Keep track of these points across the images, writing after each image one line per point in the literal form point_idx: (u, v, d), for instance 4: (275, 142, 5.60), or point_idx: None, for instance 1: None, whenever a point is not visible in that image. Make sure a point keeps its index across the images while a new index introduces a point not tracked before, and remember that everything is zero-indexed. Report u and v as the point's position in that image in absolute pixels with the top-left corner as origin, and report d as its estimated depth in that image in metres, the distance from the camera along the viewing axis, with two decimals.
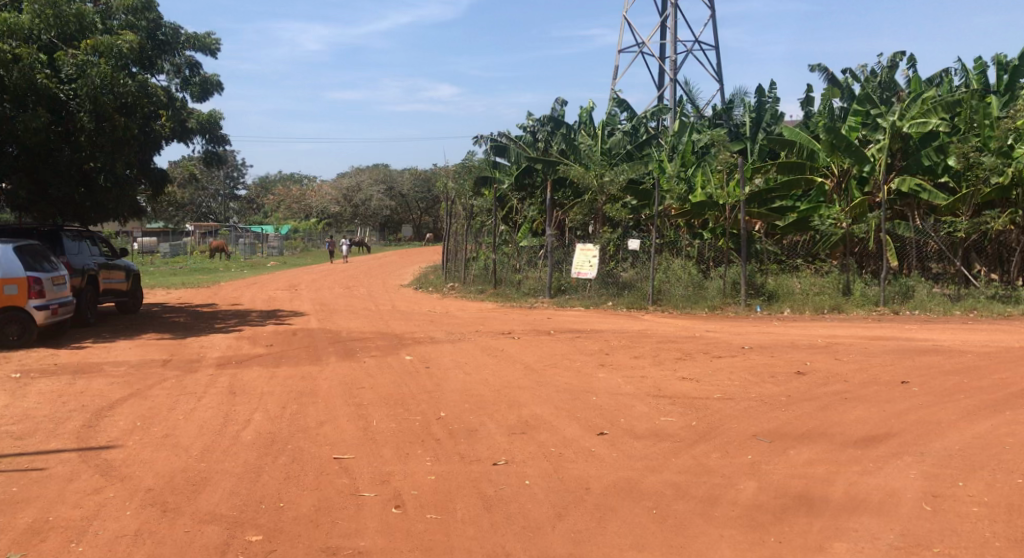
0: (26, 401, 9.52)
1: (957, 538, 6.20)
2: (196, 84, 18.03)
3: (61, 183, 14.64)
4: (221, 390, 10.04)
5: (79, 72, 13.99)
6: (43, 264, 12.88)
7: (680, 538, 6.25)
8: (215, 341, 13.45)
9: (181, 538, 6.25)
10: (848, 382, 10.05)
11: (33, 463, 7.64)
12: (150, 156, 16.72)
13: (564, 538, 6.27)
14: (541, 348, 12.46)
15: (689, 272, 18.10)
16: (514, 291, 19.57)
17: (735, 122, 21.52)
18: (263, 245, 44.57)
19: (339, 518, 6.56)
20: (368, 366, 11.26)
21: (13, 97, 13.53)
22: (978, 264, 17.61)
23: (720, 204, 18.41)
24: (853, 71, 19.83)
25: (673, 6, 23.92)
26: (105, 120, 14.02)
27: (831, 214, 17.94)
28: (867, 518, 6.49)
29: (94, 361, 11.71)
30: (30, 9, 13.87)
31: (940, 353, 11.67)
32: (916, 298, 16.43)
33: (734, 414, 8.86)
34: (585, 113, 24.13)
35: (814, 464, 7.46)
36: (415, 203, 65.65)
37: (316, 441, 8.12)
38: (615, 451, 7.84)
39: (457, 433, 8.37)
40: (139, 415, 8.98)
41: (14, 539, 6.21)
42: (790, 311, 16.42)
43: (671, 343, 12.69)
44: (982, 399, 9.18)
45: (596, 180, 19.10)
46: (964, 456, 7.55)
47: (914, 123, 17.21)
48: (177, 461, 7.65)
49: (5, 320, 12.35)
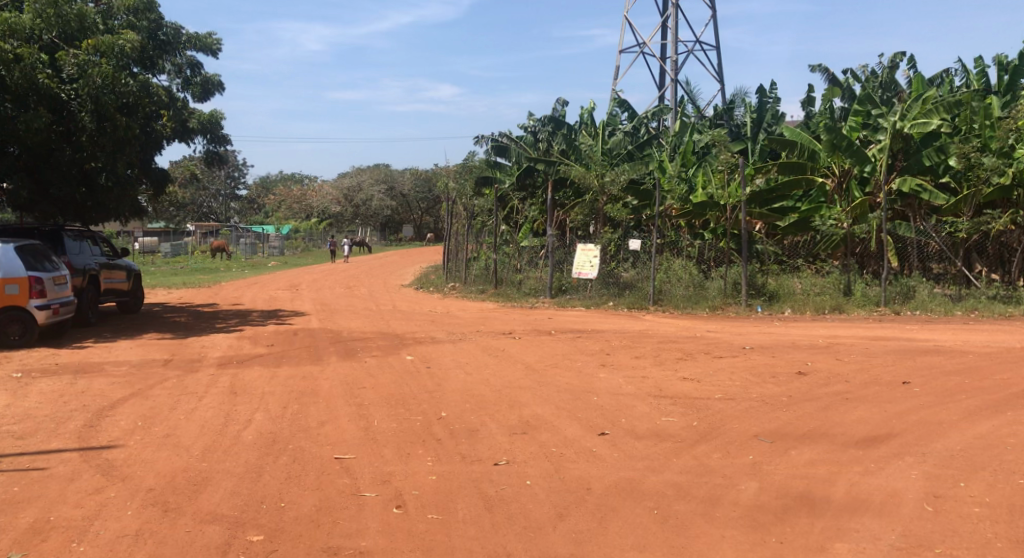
0: (27, 401, 9.52)
1: (958, 538, 6.20)
2: (197, 84, 18.02)
3: (62, 183, 14.70)
4: (222, 389, 10.04)
5: (80, 72, 13.89)
6: (44, 264, 12.89)
7: (681, 538, 6.26)
8: (216, 340, 13.46)
9: (182, 538, 6.26)
10: (849, 382, 10.05)
11: (34, 462, 7.64)
12: (151, 156, 16.72)
13: (565, 538, 6.27)
14: (541, 348, 12.46)
15: (690, 272, 18.10)
16: (515, 291, 19.57)
17: (736, 122, 21.61)
18: (263, 245, 44.59)
19: (340, 518, 6.56)
20: (369, 366, 11.27)
21: (15, 97, 13.50)
22: (978, 264, 17.59)
23: (721, 205, 18.47)
24: (854, 71, 19.80)
25: (673, 6, 23.91)
26: (107, 120, 14.01)
27: (832, 214, 18.00)
28: (868, 518, 6.49)
29: (95, 360, 11.72)
30: (31, 9, 13.91)
31: (941, 353, 11.67)
32: (917, 299, 16.42)
33: (735, 415, 8.86)
34: (586, 113, 24.13)
35: (815, 465, 7.46)
36: (416, 203, 65.66)
37: (317, 441, 8.13)
38: (616, 451, 7.84)
39: (458, 433, 8.37)
40: (140, 415, 8.99)
41: (15, 539, 6.22)
42: (791, 311, 16.42)
43: (672, 344, 12.69)
44: (983, 399, 9.18)
45: (597, 180, 19.10)
46: (965, 456, 7.55)
47: (915, 123, 17.15)
48: (178, 461, 7.66)
49: (6, 320, 12.36)
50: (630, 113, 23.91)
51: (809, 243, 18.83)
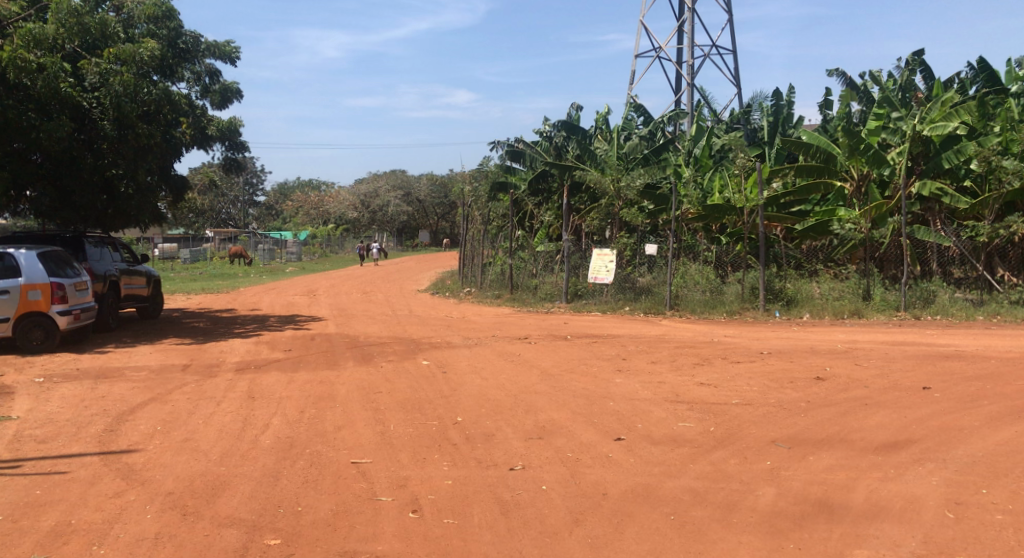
0: (48, 405, 9.64)
1: (980, 546, 6.15)
2: (217, 92, 18.25)
3: (83, 191, 14.83)
4: (241, 394, 10.15)
5: (102, 80, 14.16)
6: (66, 270, 13.05)
7: (699, 544, 6.25)
8: (235, 345, 13.59)
9: (200, 541, 6.32)
10: (868, 388, 10.01)
11: (55, 466, 7.72)
12: (171, 162, 16.82)
13: (581, 543, 6.29)
14: (558, 353, 12.54)
15: (707, 277, 18.08)
16: (531, 296, 19.65)
17: (753, 126, 21.90)
18: (281, 251, 45.25)
19: (357, 523, 6.60)
20: (386, 370, 11.41)
21: (37, 106, 13.70)
22: (1000, 268, 17.38)
23: (737, 209, 18.48)
24: (871, 74, 19.59)
25: (689, 10, 23.87)
26: (128, 129, 14.20)
27: (851, 218, 17.76)
28: (888, 525, 6.45)
29: (116, 366, 11.83)
30: (54, 18, 13.91)
31: (962, 357, 11.63)
32: (938, 304, 16.29)
33: (752, 419, 8.86)
34: (602, 118, 24.21)
35: (834, 470, 7.44)
36: (432, 208, 66.33)
37: (334, 446, 8.19)
38: (633, 456, 7.86)
39: (474, 437, 8.41)
40: (160, 419, 9.07)
41: (37, 542, 6.30)
42: (810, 315, 16.43)
43: (689, 348, 12.73)
44: (1003, 405, 9.11)
45: (613, 185, 19.30)
46: (986, 463, 7.49)
47: (935, 127, 16.67)
48: (198, 464, 7.73)
49: (28, 325, 12.48)
50: (645, 118, 23.90)
51: (827, 247, 18.87)
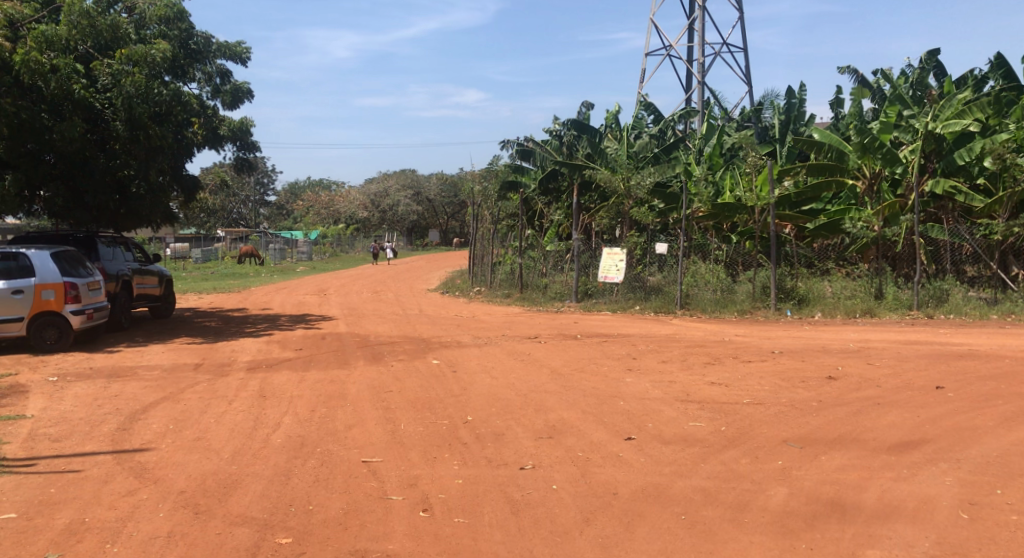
0: (62, 405, 9.68)
1: (995, 546, 6.12)
2: (228, 92, 18.31)
3: (96, 191, 14.87)
4: (253, 393, 10.17)
5: (114, 81, 14.24)
6: (79, 269, 13.13)
7: (710, 544, 6.24)
8: (246, 344, 13.61)
9: (212, 540, 6.34)
10: (880, 387, 9.96)
11: (69, 465, 7.76)
12: (183, 163, 16.90)
13: (592, 543, 6.29)
14: (568, 352, 12.49)
15: (717, 276, 17.97)
16: (541, 295, 19.57)
17: (764, 124, 21.87)
18: (291, 251, 45.22)
19: (367, 522, 6.61)
20: (397, 369, 11.42)
21: (49, 106, 13.83)
22: (1015, 267, 17.16)
23: (747, 208, 18.41)
24: (884, 71, 19.47)
25: (700, 9, 23.83)
26: (140, 129, 14.25)
27: (862, 217, 17.67)
28: (901, 525, 6.43)
29: (128, 365, 11.87)
30: (66, 20, 14.04)
31: (976, 357, 11.54)
32: (951, 303, 16.18)
33: (764, 419, 8.83)
34: (612, 117, 24.23)
35: (846, 470, 7.42)
36: (443, 208, 66.26)
37: (345, 445, 8.20)
38: (643, 456, 7.85)
39: (484, 437, 8.41)
40: (172, 419, 9.11)
41: (52, 540, 6.34)
42: (821, 315, 16.35)
43: (700, 348, 12.65)
44: (1017, 405, 9.06)
45: (623, 184, 19.02)
46: (1001, 463, 7.45)
47: (948, 123, 16.74)
48: (210, 464, 7.76)
49: (41, 324, 12.56)
50: (655, 117, 23.87)
51: (839, 246, 18.77)
